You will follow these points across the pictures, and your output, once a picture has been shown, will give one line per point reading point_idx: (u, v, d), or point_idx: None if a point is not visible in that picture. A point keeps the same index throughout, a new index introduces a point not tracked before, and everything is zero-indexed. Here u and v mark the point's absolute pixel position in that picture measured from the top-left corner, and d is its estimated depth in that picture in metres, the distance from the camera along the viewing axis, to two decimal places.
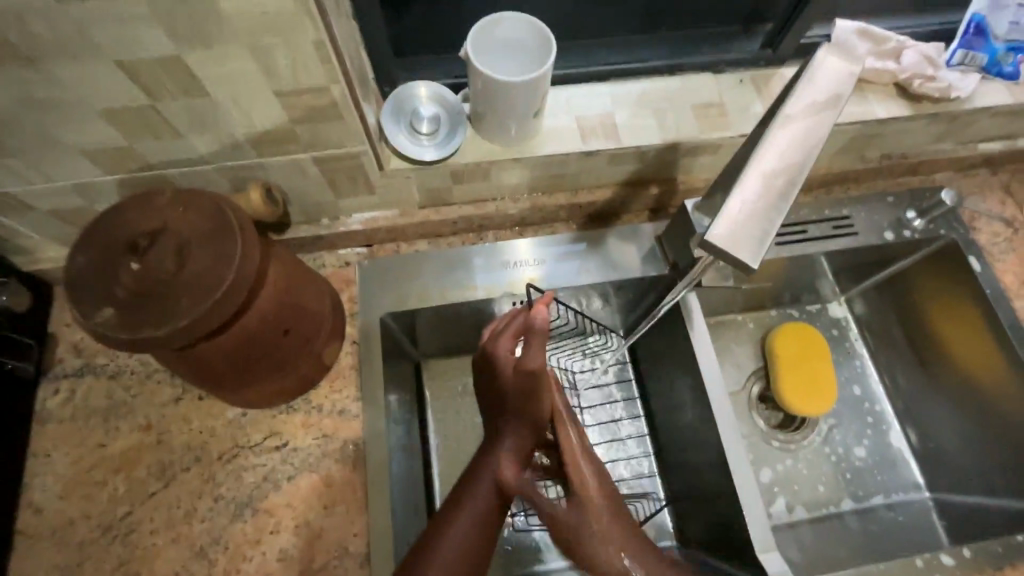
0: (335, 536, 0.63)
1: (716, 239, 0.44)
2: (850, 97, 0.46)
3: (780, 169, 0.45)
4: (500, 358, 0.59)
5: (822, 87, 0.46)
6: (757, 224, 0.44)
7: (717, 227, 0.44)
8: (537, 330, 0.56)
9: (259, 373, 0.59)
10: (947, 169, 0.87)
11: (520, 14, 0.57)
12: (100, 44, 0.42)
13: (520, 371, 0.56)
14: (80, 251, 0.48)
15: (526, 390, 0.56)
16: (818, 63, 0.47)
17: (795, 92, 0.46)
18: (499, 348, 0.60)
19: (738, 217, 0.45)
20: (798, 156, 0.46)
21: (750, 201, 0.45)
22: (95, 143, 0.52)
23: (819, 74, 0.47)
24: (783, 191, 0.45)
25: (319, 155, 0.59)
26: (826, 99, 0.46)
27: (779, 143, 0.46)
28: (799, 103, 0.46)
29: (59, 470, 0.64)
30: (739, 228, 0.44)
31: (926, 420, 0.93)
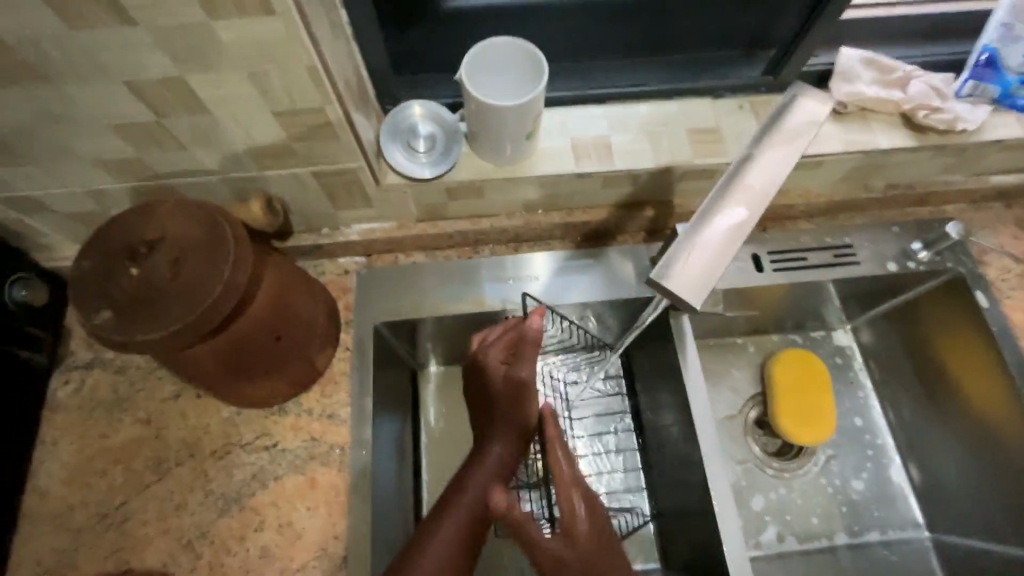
0: (316, 538, 0.65)
1: (665, 268, 0.49)
2: (810, 140, 0.50)
3: (732, 210, 0.50)
4: (490, 366, 0.65)
5: (783, 135, 0.51)
6: (703, 262, 0.49)
7: (661, 265, 0.49)
8: (528, 341, 0.64)
9: (252, 376, 0.62)
10: (958, 201, 0.85)
11: (513, 40, 0.59)
12: (109, 66, 0.45)
13: (511, 380, 0.64)
14: (85, 256, 0.51)
15: (514, 398, 0.64)
16: (781, 110, 0.51)
17: (755, 139, 0.51)
18: (490, 356, 0.65)
19: (686, 255, 0.49)
20: (751, 196, 0.50)
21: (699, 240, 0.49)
22: (107, 154, 0.55)
23: (780, 120, 0.51)
24: (733, 231, 0.49)
25: (317, 169, 0.62)
26: (784, 142, 0.50)
27: (733, 187, 0.50)
28: (757, 150, 0.51)
29: (64, 457, 0.67)
30: (685, 266, 0.49)
31: (928, 457, 0.90)
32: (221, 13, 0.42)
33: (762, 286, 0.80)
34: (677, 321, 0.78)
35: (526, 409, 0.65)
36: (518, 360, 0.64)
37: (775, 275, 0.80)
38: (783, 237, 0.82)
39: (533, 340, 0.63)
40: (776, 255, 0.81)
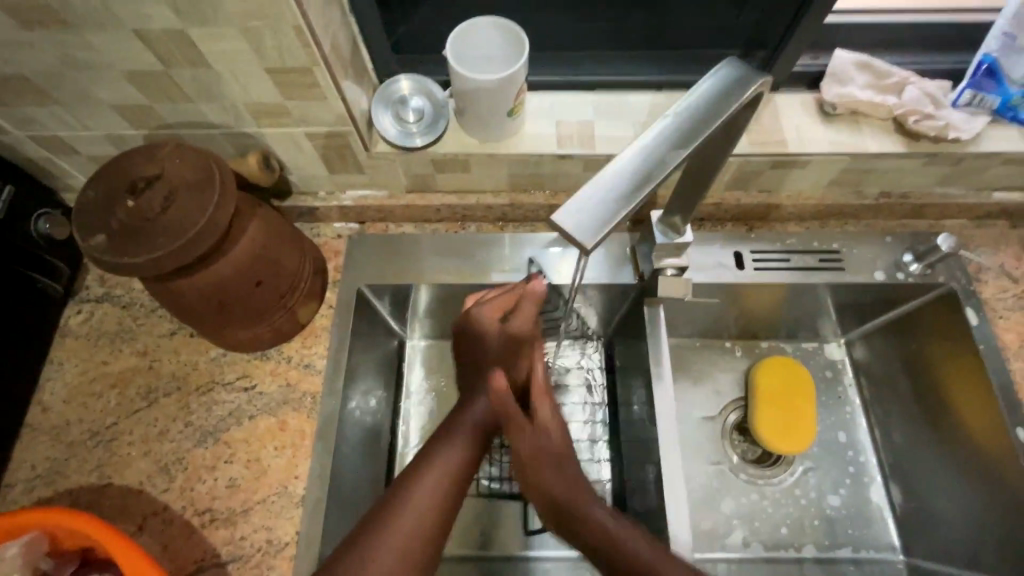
0: (279, 476, 0.69)
1: (560, 214, 0.42)
2: (738, 103, 0.46)
3: (652, 166, 0.44)
4: (487, 323, 0.68)
5: (705, 96, 0.47)
6: (613, 212, 0.42)
7: (566, 207, 0.42)
8: (528, 301, 0.66)
9: (234, 317, 0.67)
10: (956, 216, 0.84)
11: (498, 20, 0.63)
12: (123, 17, 0.51)
13: (505, 337, 0.68)
14: (91, 186, 0.57)
15: (509, 353, 0.68)
16: (720, 76, 0.48)
17: (688, 99, 0.46)
18: (488, 313, 0.68)
19: (594, 200, 0.42)
20: (667, 152, 0.45)
21: (611, 187, 0.43)
22: (123, 102, 0.62)
23: (718, 88, 0.47)
24: (648, 187, 0.43)
25: (310, 131, 0.67)
26: (713, 105, 0.46)
27: (658, 145, 0.45)
28: (682, 108, 0.46)
29: (67, 378, 0.74)
30: (592, 211, 0.42)
31: (912, 479, 0.85)
32: None
33: (744, 284, 0.80)
34: (653, 309, 0.79)
35: (517, 365, 0.68)
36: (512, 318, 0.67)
37: (756, 274, 0.80)
38: (769, 237, 0.82)
39: (535, 298, 0.65)
40: (760, 254, 0.81)
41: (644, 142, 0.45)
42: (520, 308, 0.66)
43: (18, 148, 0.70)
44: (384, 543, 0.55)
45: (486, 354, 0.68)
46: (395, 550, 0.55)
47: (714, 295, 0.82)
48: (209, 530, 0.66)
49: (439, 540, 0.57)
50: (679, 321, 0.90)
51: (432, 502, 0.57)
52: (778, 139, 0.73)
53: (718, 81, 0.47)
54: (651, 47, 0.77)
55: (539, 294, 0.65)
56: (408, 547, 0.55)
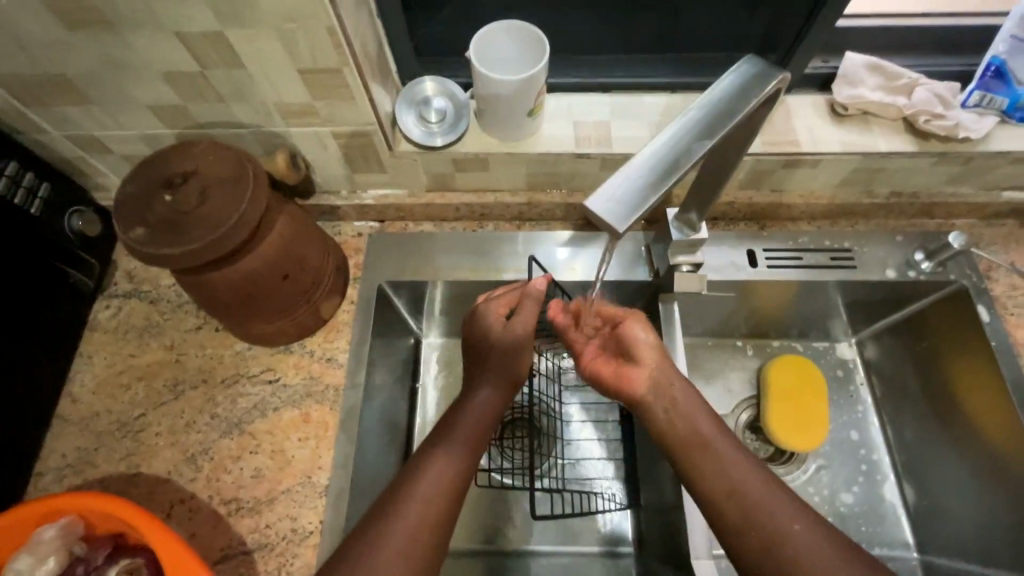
0: (303, 466, 0.70)
1: (592, 202, 0.43)
2: (757, 97, 0.48)
3: (678, 157, 0.46)
4: (491, 322, 0.70)
5: (726, 92, 0.48)
6: (643, 199, 0.44)
7: (598, 194, 0.44)
8: (529, 301, 0.70)
9: (261, 310, 0.69)
10: (965, 215, 0.85)
11: (519, 23, 0.65)
12: (164, 18, 0.53)
13: (507, 333, 0.69)
14: (130, 182, 0.59)
15: (511, 348, 0.69)
16: (739, 73, 0.49)
17: (710, 94, 0.48)
18: (493, 312, 0.71)
19: (625, 188, 0.44)
20: (692, 144, 0.46)
21: (639, 176, 0.45)
22: (159, 102, 0.64)
23: (738, 84, 0.49)
24: (675, 177, 0.45)
25: (337, 130, 0.69)
26: (735, 100, 0.48)
27: (684, 137, 0.47)
28: (705, 103, 0.48)
29: (96, 371, 0.76)
30: (623, 199, 0.44)
31: (925, 476, 0.85)
32: None
33: (756, 281, 0.82)
34: (667, 307, 0.80)
35: (517, 360, 0.69)
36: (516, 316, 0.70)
37: (769, 271, 0.82)
38: (781, 236, 0.84)
39: (536, 298, 0.69)
40: (773, 253, 0.83)
41: (669, 135, 0.47)
42: (523, 307, 0.70)
43: (55, 148, 0.72)
44: (394, 531, 0.55)
45: (488, 351, 0.69)
46: (405, 538, 0.55)
47: (727, 292, 0.84)
48: (235, 519, 0.68)
49: (446, 530, 0.58)
50: (691, 319, 0.91)
51: (438, 492, 0.58)
52: (790, 138, 0.74)
53: (738, 77, 0.49)
54: (665, 50, 0.79)
55: (540, 292, 0.70)
56: (417, 536, 0.56)
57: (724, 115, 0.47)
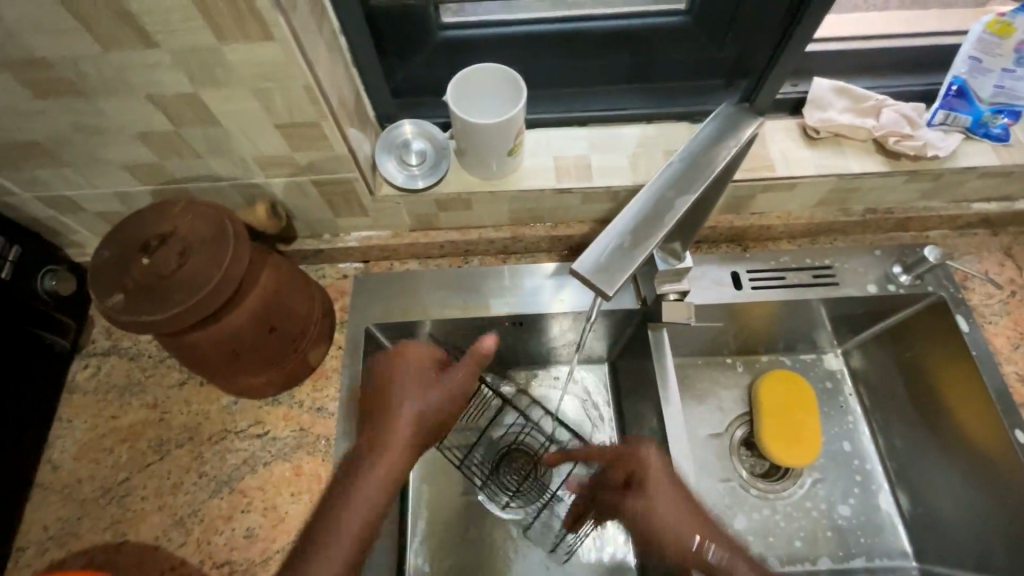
0: (297, 522, 0.69)
1: (580, 263, 0.45)
2: (736, 147, 0.49)
3: (659, 213, 0.47)
4: (399, 375, 0.65)
5: (707, 142, 0.49)
6: (629, 260, 0.45)
7: (584, 258, 0.45)
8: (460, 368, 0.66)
9: (247, 366, 0.67)
10: (939, 227, 0.87)
11: (493, 65, 0.65)
12: (135, 82, 0.53)
13: (411, 391, 0.64)
14: (105, 246, 0.58)
15: (420, 408, 0.63)
16: (716, 122, 0.51)
17: (689, 146, 0.49)
18: (410, 361, 0.66)
19: (609, 252, 0.45)
20: (675, 197, 0.47)
21: (623, 237, 0.46)
22: (132, 160, 0.63)
23: (715, 131, 0.50)
24: (658, 233, 0.46)
25: (317, 179, 0.68)
26: (715, 149, 0.49)
27: (665, 192, 0.48)
28: (686, 155, 0.49)
29: (77, 434, 0.74)
30: (609, 261, 0.45)
31: (918, 484, 0.86)
32: (229, 38, 0.49)
33: (742, 303, 0.83)
34: (657, 334, 0.80)
35: (433, 410, 0.63)
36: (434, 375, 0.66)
37: (753, 292, 0.83)
38: (763, 256, 0.85)
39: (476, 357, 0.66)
40: (756, 274, 0.84)
41: (650, 189, 0.48)
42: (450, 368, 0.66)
43: (24, 209, 0.70)
44: None
45: (395, 407, 0.63)
46: None
47: (714, 314, 0.85)
48: None
49: None
50: (680, 341, 0.92)
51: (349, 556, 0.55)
52: (766, 163, 0.76)
53: (718, 128, 0.50)
54: (639, 80, 0.80)
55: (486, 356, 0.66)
56: None
57: (706, 166, 0.48)
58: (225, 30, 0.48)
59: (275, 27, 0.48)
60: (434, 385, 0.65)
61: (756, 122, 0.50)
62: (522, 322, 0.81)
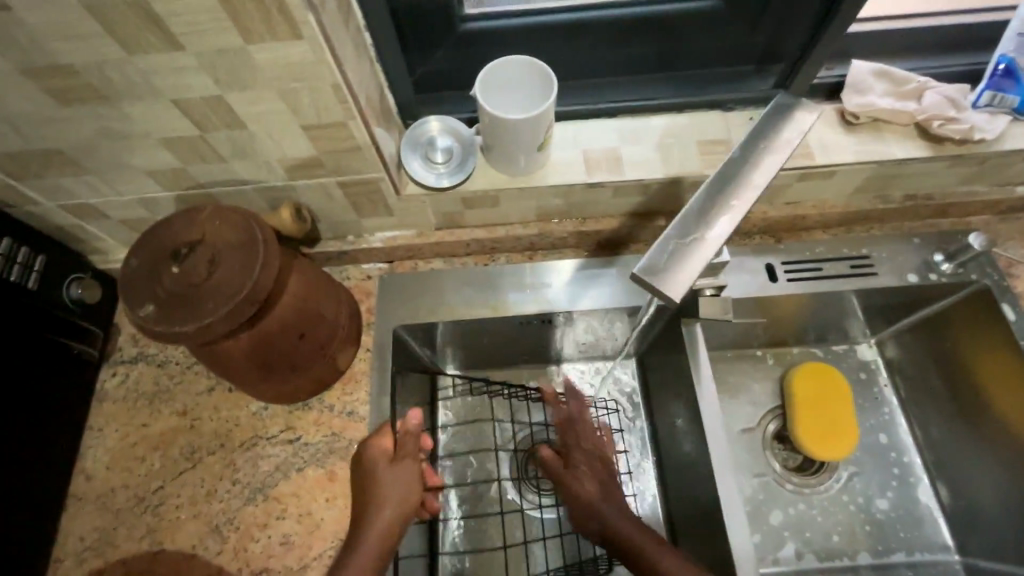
0: (333, 529, 0.68)
1: (638, 269, 0.45)
2: (797, 140, 0.47)
3: (718, 214, 0.46)
4: (377, 470, 0.64)
5: (762, 137, 0.48)
6: (687, 262, 0.45)
7: (641, 262, 0.45)
8: (406, 453, 0.65)
9: (278, 372, 0.66)
10: (981, 213, 0.85)
11: (520, 57, 0.63)
12: (162, 87, 0.51)
13: (395, 474, 0.64)
14: (134, 256, 0.57)
15: (389, 494, 0.63)
16: (769, 114, 0.49)
17: (749, 136, 0.48)
18: (376, 454, 0.65)
19: (668, 254, 0.45)
20: (733, 197, 0.46)
21: (680, 238, 0.46)
22: (157, 166, 0.62)
23: (769, 122, 0.48)
24: (718, 231, 0.45)
25: (343, 180, 0.67)
26: (775, 149, 0.47)
27: (723, 192, 0.46)
28: (746, 154, 0.47)
29: (108, 443, 0.74)
30: (668, 265, 0.45)
31: (959, 476, 0.83)
32: (256, 39, 0.47)
33: (777, 295, 0.80)
34: (690, 329, 0.78)
35: (404, 495, 0.63)
36: (393, 464, 0.65)
37: (789, 285, 0.81)
38: (797, 247, 0.83)
39: (412, 440, 0.65)
40: (791, 265, 0.82)
41: (706, 190, 0.47)
42: (398, 458, 0.65)
43: (48, 219, 0.69)
44: None
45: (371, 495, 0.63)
46: None
47: (748, 307, 0.82)
48: None
49: None
50: (711, 334, 0.90)
51: None
52: (802, 151, 0.73)
53: (777, 117, 0.48)
54: (668, 68, 0.78)
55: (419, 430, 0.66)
56: None
57: (765, 162, 0.47)
58: (253, 30, 0.46)
59: (304, 25, 0.46)
60: (413, 473, 0.65)
61: (816, 111, 0.48)
62: (549, 320, 0.79)
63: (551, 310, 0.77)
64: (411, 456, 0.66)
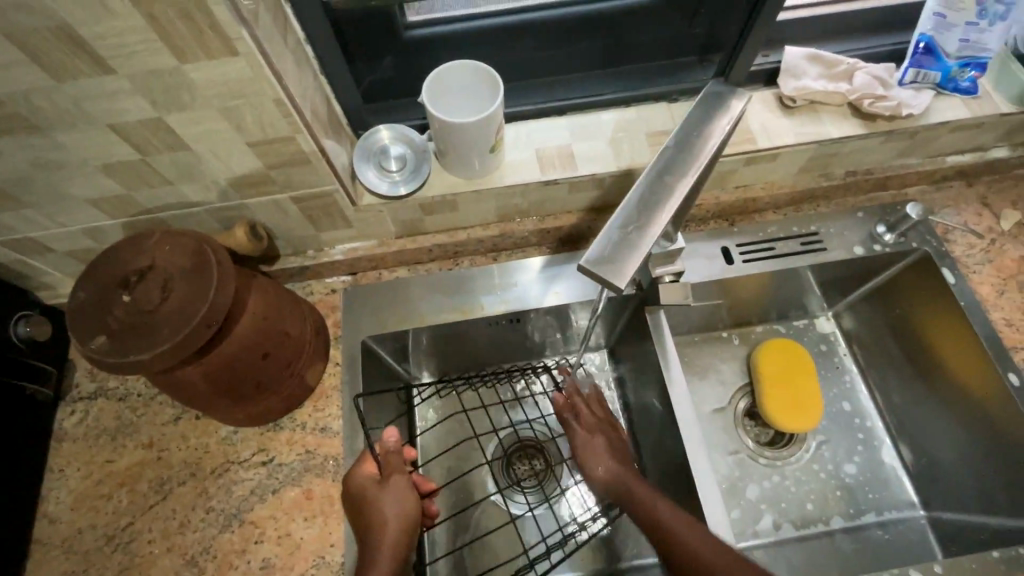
0: (313, 547, 0.67)
1: (586, 262, 0.46)
2: (729, 125, 0.49)
3: (659, 202, 0.47)
4: (369, 493, 0.63)
5: (696, 124, 0.50)
6: (634, 252, 0.46)
7: (589, 254, 0.46)
8: (393, 470, 0.65)
9: (243, 394, 0.65)
10: (917, 183, 0.89)
11: (461, 61, 0.64)
12: (96, 113, 0.50)
13: (388, 492, 0.63)
14: (80, 287, 0.55)
15: (386, 513, 0.62)
16: (703, 103, 0.51)
17: (686, 124, 0.50)
18: (362, 481, 0.64)
19: (614, 244, 0.46)
20: (671, 184, 0.48)
21: (626, 228, 0.47)
22: (100, 194, 0.60)
23: (703, 110, 0.50)
24: (662, 220, 0.47)
25: (296, 196, 0.66)
26: (709, 135, 0.49)
27: (663, 180, 0.48)
28: (683, 141, 0.49)
29: (71, 483, 0.71)
30: (615, 254, 0.46)
31: (920, 436, 0.87)
32: (189, 57, 0.46)
33: (734, 276, 0.83)
34: (654, 316, 0.79)
35: (402, 513, 0.62)
36: (383, 485, 0.63)
37: (744, 266, 0.83)
38: (750, 229, 0.85)
39: (394, 454, 0.66)
40: (745, 247, 0.84)
41: (647, 180, 0.48)
42: (388, 479, 0.64)
43: None
44: None
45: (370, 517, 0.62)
46: None
47: (709, 290, 0.85)
48: None
49: None
50: (676, 319, 0.92)
51: None
52: (746, 136, 0.76)
53: (711, 105, 0.50)
54: (613, 63, 0.80)
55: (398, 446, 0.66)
56: None
57: (700, 148, 0.48)
58: (186, 49, 0.45)
59: (238, 41, 0.46)
60: (406, 487, 0.64)
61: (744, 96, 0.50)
62: (517, 318, 0.80)
63: (517, 309, 0.78)
64: (400, 470, 0.65)
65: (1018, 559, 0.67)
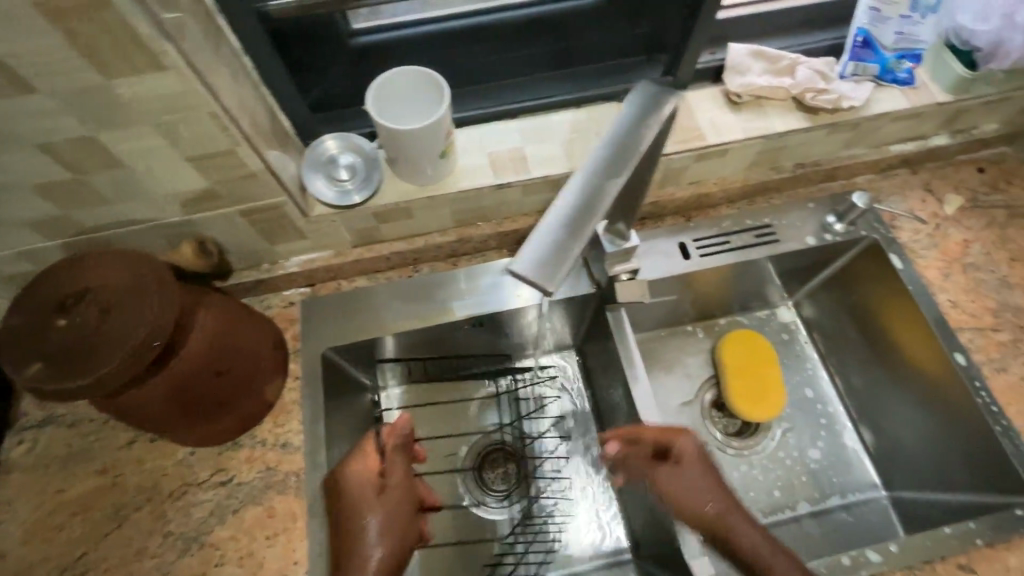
0: (277, 566, 0.66)
1: (518, 265, 0.43)
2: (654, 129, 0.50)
3: (591, 205, 0.47)
4: (366, 498, 0.64)
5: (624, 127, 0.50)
6: (567, 253, 0.44)
7: (521, 258, 0.43)
8: (396, 478, 0.66)
9: (198, 414, 0.63)
10: (865, 172, 0.92)
11: (406, 67, 0.64)
12: (20, 133, 0.48)
13: (388, 502, 0.64)
14: (15, 313, 0.54)
15: (386, 524, 0.63)
16: (630, 105, 0.51)
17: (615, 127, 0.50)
18: (359, 482, 0.64)
19: (546, 246, 0.44)
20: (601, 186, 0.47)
21: (557, 231, 0.45)
22: (35, 216, 0.58)
23: (631, 113, 0.50)
24: (591, 223, 0.46)
25: (244, 209, 0.65)
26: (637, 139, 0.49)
27: (594, 182, 0.47)
28: (612, 145, 0.49)
29: (21, 516, 0.68)
30: (548, 255, 0.44)
31: (879, 418, 0.89)
32: (115, 74, 0.45)
33: (692, 271, 0.84)
34: (616, 313, 0.80)
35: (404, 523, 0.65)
36: (384, 495, 0.64)
37: (701, 260, 0.85)
38: (706, 224, 0.87)
39: (401, 459, 0.67)
40: (701, 242, 0.86)
41: (578, 182, 0.47)
42: (388, 488, 0.65)
43: None
44: None
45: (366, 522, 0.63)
46: None
47: (668, 285, 0.86)
48: None
49: None
50: (639, 316, 0.93)
51: None
52: (695, 133, 0.77)
53: (639, 108, 0.50)
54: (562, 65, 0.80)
55: (404, 450, 0.67)
56: None
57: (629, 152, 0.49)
58: (110, 65, 0.44)
59: (165, 56, 0.45)
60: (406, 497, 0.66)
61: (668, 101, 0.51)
62: (480, 322, 0.80)
63: (479, 313, 0.78)
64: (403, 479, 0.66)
65: (969, 533, 0.69)
